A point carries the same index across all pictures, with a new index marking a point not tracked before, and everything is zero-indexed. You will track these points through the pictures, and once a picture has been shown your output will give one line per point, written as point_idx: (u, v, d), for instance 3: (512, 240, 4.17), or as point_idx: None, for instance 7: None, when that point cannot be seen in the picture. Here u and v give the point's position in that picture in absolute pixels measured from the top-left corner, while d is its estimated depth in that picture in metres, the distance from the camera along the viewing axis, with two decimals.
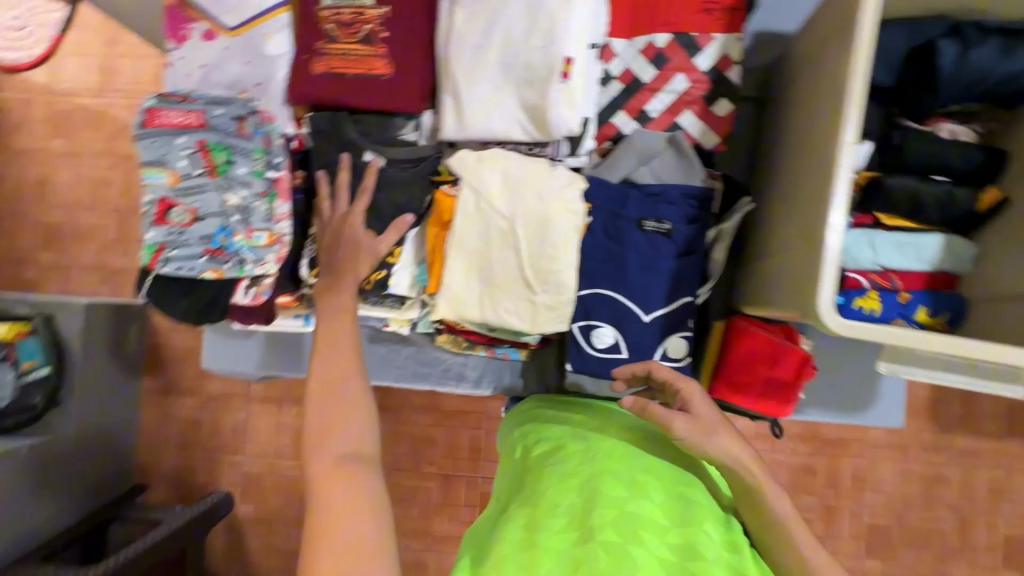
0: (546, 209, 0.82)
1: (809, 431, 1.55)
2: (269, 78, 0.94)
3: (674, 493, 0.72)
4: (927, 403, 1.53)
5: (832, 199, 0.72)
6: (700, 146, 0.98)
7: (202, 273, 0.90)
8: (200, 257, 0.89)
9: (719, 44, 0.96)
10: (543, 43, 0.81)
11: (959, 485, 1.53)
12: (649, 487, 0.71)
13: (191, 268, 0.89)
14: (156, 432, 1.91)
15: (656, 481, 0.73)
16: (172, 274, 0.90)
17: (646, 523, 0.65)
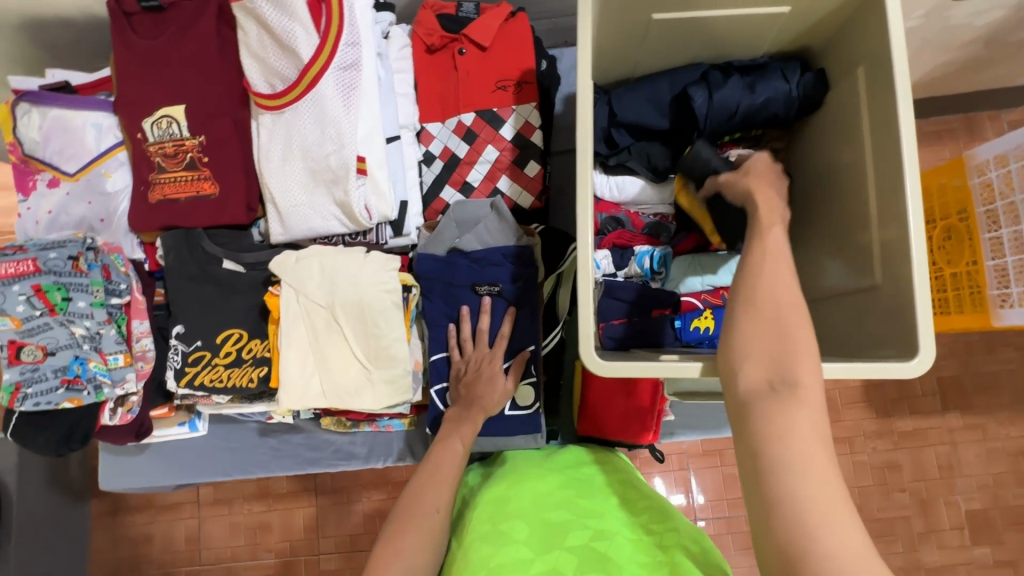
0: (362, 294, 0.89)
1: None
2: (111, 212, 1.02)
3: (539, 519, 0.83)
4: (860, 391, 1.54)
5: None
6: (518, 206, 1.07)
7: (61, 403, 0.95)
8: (58, 388, 0.94)
9: (517, 114, 1.06)
10: (335, 148, 0.90)
11: (911, 467, 1.51)
12: (508, 532, 0.81)
13: (49, 400, 0.94)
14: (112, 554, 1.92)
15: (515, 523, 0.82)
16: (33, 409, 0.95)
17: (508, 568, 0.74)
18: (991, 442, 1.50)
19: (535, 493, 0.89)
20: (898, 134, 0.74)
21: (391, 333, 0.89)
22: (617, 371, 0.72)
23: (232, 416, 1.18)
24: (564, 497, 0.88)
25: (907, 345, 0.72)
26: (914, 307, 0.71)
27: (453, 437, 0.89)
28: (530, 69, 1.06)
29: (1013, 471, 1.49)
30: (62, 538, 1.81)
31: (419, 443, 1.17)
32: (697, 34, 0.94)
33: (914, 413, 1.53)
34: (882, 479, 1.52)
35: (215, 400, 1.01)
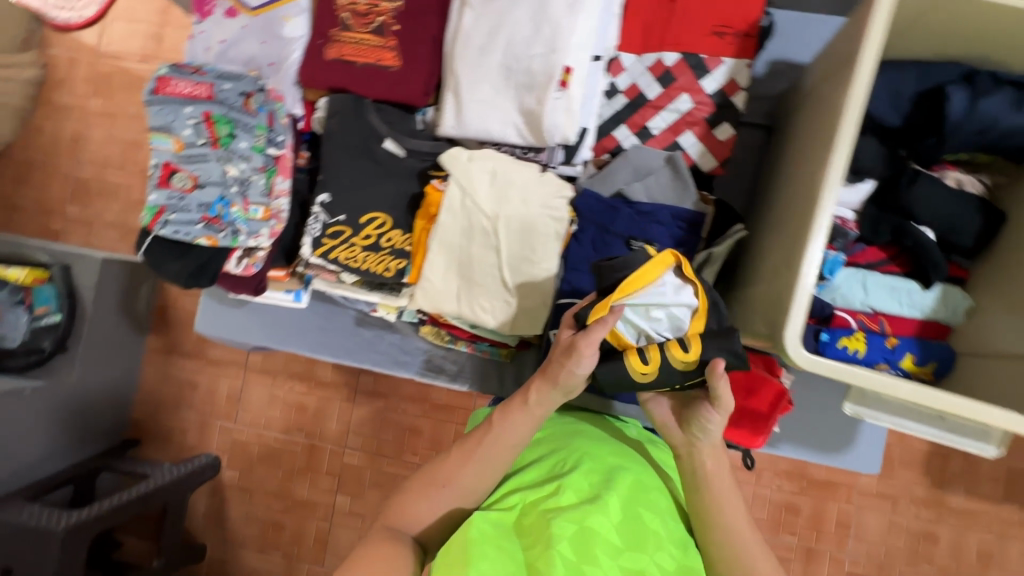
0: (529, 214, 0.84)
1: (796, 468, 1.49)
2: (282, 59, 0.97)
3: (636, 511, 0.79)
4: (923, 454, 1.45)
5: (811, 236, 0.72)
6: (698, 168, 0.98)
7: (197, 239, 0.92)
8: (197, 224, 0.92)
9: (727, 67, 0.96)
10: (544, 51, 0.82)
11: (949, 546, 1.44)
12: (606, 504, 0.77)
13: (188, 233, 0.92)
14: (158, 389, 2.01)
15: (614, 501, 0.79)
16: (169, 237, 0.93)
17: (599, 538, 0.73)
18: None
19: (637, 484, 0.84)
20: None
21: (547, 262, 0.84)
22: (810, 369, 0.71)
23: (336, 298, 1.17)
24: (661, 504, 0.83)
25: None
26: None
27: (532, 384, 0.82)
28: (755, 23, 0.95)
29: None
30: (119, 361, 1.90)
31: (509, 377, 1.14)
32: (971, 27, 0.82)
33: (970, 494, 1.44)
34: (915, 548, 1.45)
35: (337, 278, 1.01)
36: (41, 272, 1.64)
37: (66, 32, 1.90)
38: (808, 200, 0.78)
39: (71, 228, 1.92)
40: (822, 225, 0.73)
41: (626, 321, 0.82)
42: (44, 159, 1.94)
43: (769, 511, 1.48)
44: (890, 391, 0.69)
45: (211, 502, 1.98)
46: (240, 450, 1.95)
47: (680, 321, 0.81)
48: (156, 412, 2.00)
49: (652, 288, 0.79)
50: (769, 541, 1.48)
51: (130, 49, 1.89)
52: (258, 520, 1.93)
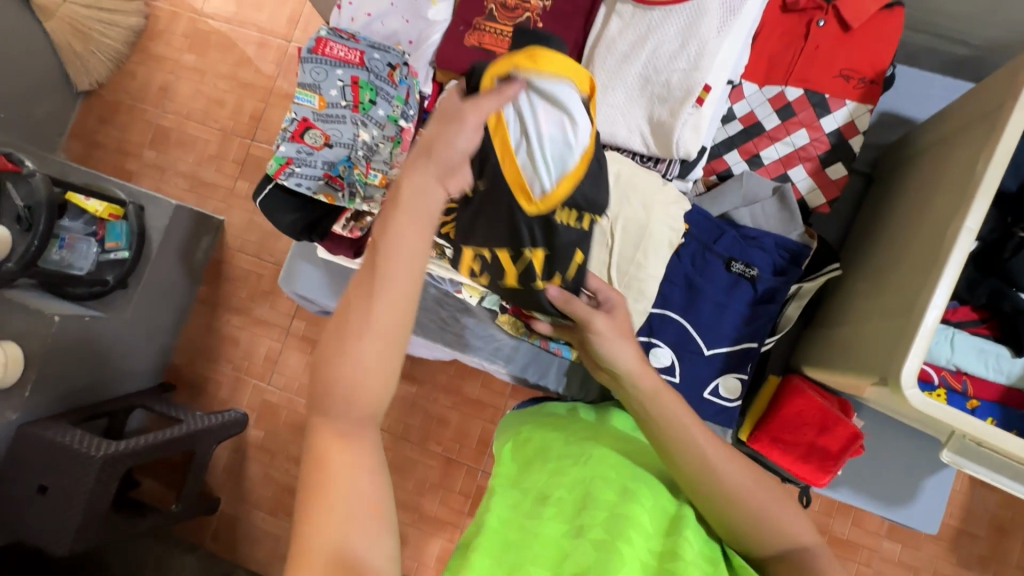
0: (646, 220, 0.86)
1: (821, 520, 1.46)
2: (421, 39, 1.01)
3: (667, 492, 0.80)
4: (954, 528, 1.42)
5: (940, 281, 0.72)
6: (804, 202, 1.00)
7: (316, 195, 0.97)
8: (319, 179, 0.96)
9: (848, 110, 0.98)
10: (686, 67, 0.86)
11: None
12: (638, 492, 0.71)
13: (309, 187, 0.96)
14: (200, 339, 2.05)
15: (647, 490, 0.72)
16: (291, 188, 0.98)
17: (635, 524, 0.65)
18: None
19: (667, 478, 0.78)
20: None
21: (655, 268, 0.87)
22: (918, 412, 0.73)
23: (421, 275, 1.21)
24: None
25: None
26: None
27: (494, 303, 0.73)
28: (883, 72, 0.97)
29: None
30: (172, 305, 1.95)
31: (577, 379, 1.17)
32: None
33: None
34: None
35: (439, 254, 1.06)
36: (117, 209, 1.67)
37: None
38: (935, 248, 0.78)
39: (145, 172, 2.00)
40: (949, 272, 0.73)
41: (518, 114, 0.64)
42: (131, 103, 2.02)
43: None
44: (998, 443, 0.69)
45: (231, 458, 2.00)
46: (268, 411, 1.98)
47: (568, 158, 0.65)
48: (194, 361, 2.05)
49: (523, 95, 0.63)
50: None
51: (228, 11, 1.98)
52: (274, 483, 1.95)
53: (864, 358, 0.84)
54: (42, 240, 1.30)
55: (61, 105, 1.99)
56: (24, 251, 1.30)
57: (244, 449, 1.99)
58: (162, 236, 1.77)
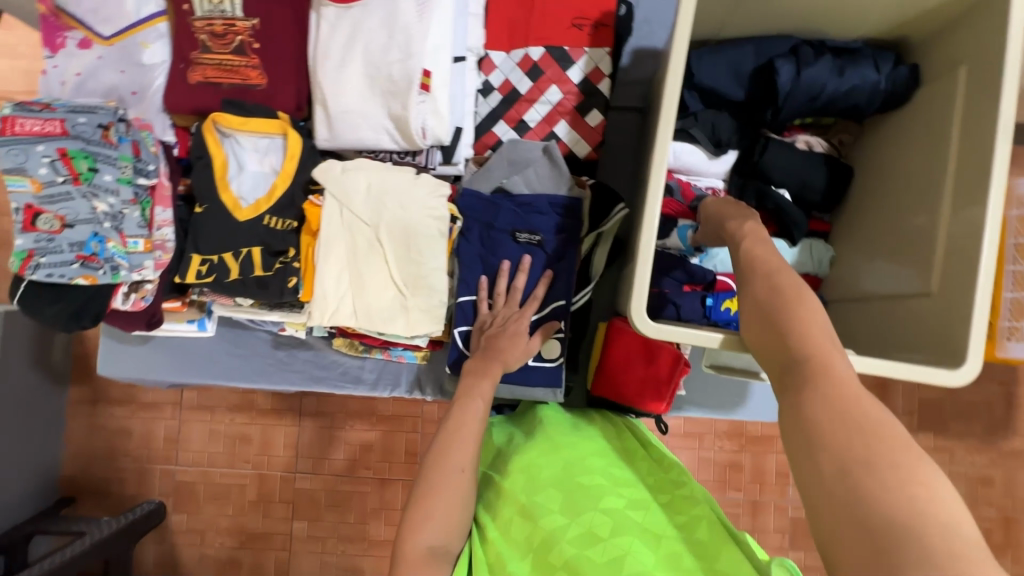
0: (408, 216, 0.85)
1: (733, 427, 1.56)
2: (145, 87, 0.95)
3: (579, 478, 0.86)
4: None
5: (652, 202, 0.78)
6: (573, 155, 1.02)
7: (74, 280, 0.89)
8: (73, 264, 0.88)
9: (588, 57, 1.00)
10: (401, 56, 0.85)
11: None
12: (541, 505, 0.82)
13: (62, 274, 0.88)
14: (90, 442, 1.89)
15: (546, 495, 0.83)
16: (45, 280, 0.89)
17: (550, 543, 0.77)
18: (954, 466, 1.53)
19: (562, 463, 0.88)
20: (991, 134, 0.73)
21: (434, 262, 0.86)
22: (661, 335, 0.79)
23: (243, 322, 1.15)
24: (603, 466, 0.88)
25: (952, 353, 0.74)
26: (967, 317, 0.72)
27: (472, 393, 0.85)
28: (611, 13, 1.00)
29: (968, 495, 1.52)
30: (39, 419, 1.77)
31: (429, 379, 1.16)
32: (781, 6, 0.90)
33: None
34: None
35: (235, 301, 1.00)
36: None
37: None
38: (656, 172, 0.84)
39: None
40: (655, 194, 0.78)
41: (238, 157, 0.93)
42: None
43: (713, 471, 1.56)
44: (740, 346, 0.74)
45: (163, 549, 1.88)
46: (186, 492, 1.86)
47: (277, 158, 0.93)
48: (89, 466, 1.89)
49: (229, 147, 0.93)
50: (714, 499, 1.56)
51: None
52: (214, 560, 1.85)
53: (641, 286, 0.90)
54: None
55: None
56: None
57: (173, 536, 1.88)
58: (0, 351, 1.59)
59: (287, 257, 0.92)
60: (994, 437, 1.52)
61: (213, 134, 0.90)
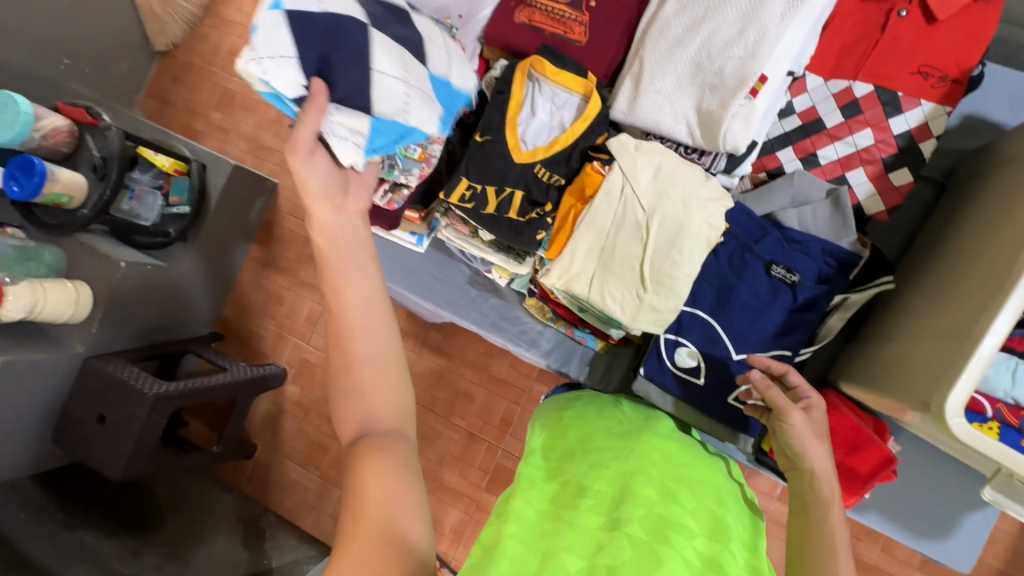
0: (685, 216, 0.83)
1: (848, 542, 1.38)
2: (472, 14, 0.99)
3: (707, 504, 0.73)
4: (997, 570, 1.30)
5: (1009, 302, 0.66)
6: (861, 209, 0.94)
7: None
8: None
9: (923, 111, 0.90)
10: (742, 56, 0.81)
11: None
12: (679, 495, 0.71)
13: None
14: (249, 297, 2.08)
15: (684, 490, 0.72)
16: None
17: (675, 525, 0.66)
18: None
19: (707, 485, 0.77)
20: None
21: (688, 266, 0.83)
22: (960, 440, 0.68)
23: (453, 251, 1.21)
24: (729, 506, 0.76)
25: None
26: None
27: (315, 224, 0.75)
28: (968, 71, 0.88)
29: None
30: (224, 262, 1.98)
31: (600, 368, 1.14)
32: None
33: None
34: None
35: (471, 232, 1.05)
36: (182, 164, 1.64)
37: None
38: (1007, 266, 0.71)
39: (209, 133, 1.98)
40: (1020, 295, 0.66)
41: (532, 102, 0.95)
42: (197, 61, 2.01)
43: None
44: None
45: (269, 410, 2.05)
46: (306, 369, 2.02)
47: (569, 116, 0.94)
48: (242, 316, 2.09)
49: (529, 91, 0.95)
50: None
51: None
52: (306, 435, 2.00)
53: (906, 379, 0.79)
54: (113, 189, 1.33)
55: (139, 63, 2.00)
56: (97, 199, 1.35)
57: (280, 403, 2.04)
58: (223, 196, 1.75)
59: (543, 211, 0.93)
60: None
61: (522, 75, 0.94)
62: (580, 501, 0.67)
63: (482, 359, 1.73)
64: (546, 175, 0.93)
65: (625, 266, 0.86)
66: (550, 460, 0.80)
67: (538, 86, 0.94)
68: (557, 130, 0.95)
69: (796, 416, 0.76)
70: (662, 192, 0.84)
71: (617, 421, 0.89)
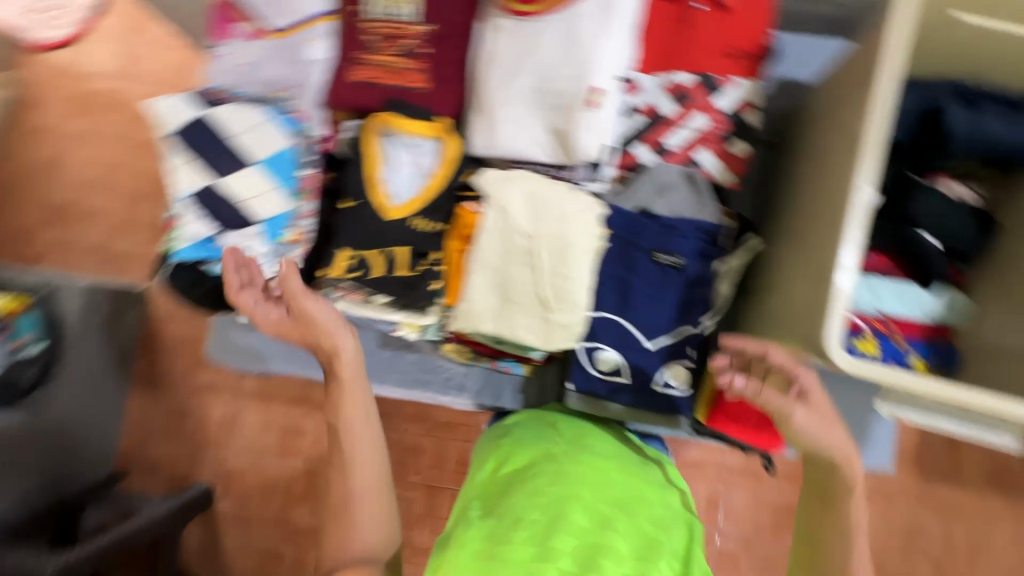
0: (563, 233, 0.85)
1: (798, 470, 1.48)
2: (306, 81, 0.97)
3: (636, 525, 0.80)
4: None
5: (845, 241, 0.77)
6: (717, 183, 1.01)
7: None
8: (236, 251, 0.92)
9: (739, 88, 1.00)
10: (574, 74, 0.85)
11: None
12: (611, 520, 0.78)
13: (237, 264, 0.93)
14: (149, 421, 1.82)
15: (618, 517, 0.79)
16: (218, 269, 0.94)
17: (604, 551, 0.72)
18: None
19: (637, 505, 0.84)
20: None
21: (580, 280, 0.86)
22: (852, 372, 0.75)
23: (355, 318, 1.15)
24: (659, 520, 0.84)
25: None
26: None
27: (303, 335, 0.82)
28: (762, 46, 1.00)
29: None
30: (105, 392, 1.71)
31: (534, 391, 1.15)
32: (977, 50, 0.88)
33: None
34: None
35: (365, 298, 0.99)
36: (21, 301, 1.42)
37: (38, 50, 1.73)
38: (833, 208, 0.83)
39: (48, 256, 1.73)
40: (853, 232, 0.77)
41: (392, 158, 0.93)
42: (11, 179, 1.74)
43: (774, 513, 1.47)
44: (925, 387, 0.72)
45: (203, 536, 1.82)
46: (235, 478, 1.80)
47: (431, 163, 0.92)
48: (145, 443, 1.83)
49: (385, 147, 0.93)
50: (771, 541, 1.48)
51: (112, 68, 1.72)
52: (253, 550, 1.79)
53: (786, 322, 0.90)
54: None
55: None
56: None
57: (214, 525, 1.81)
58: (83, 321, 1.52)
59: (431, 259, 0.92)
60: None
61: (373, 134, 0.92)
62: (520, 537, 0.72)
63: (421, 409, 1.66)
64: (423, 224, 0.91)
65: (524, 296, 0.87)
66: (494, 490, 0.86)
67: (394, 142, 0.93)
68: (422, 179, 0.92)
69: (799, 413, 0.77)
70: (535, 217, 0.85)
71: (557, 436, 0.95)
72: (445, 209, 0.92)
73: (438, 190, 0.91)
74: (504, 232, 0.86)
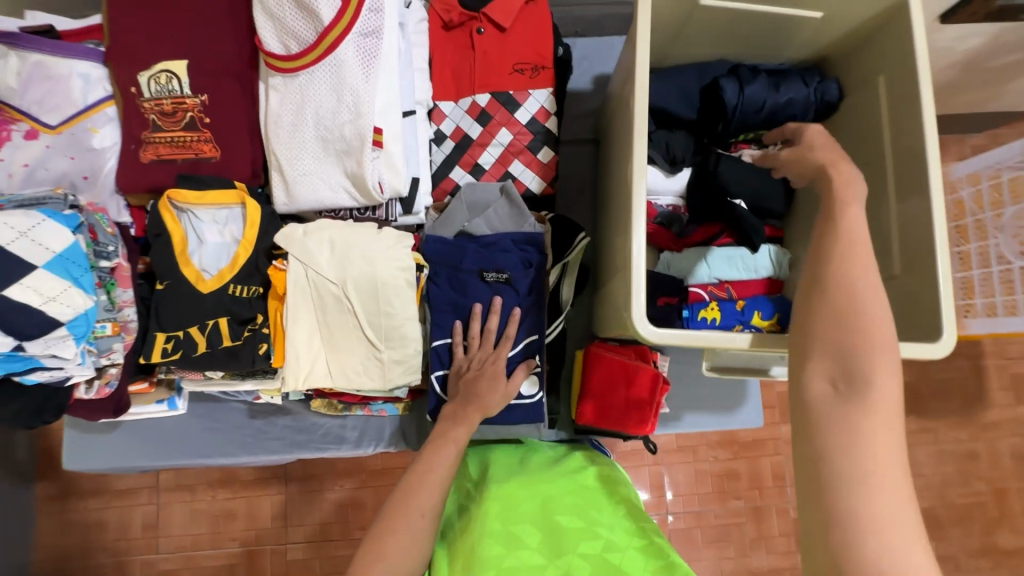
0: (374, 272, 0.86)
1: (725, 434, 1.51)
2: (96, 170, 0.95)
3: (552, 522, 0.90)
4: None
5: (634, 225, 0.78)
6: (530, 192, 1.06)
7: (52, 376, 0.88)
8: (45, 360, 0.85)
9: (534, 98, 1.05)
10: (352, 118, 0.87)
11: None
12: (524, 537, 0.88)
13: (48, 373, 0.88)
14: (61, 544, 1.62)
15: (529, 528, 0.89)
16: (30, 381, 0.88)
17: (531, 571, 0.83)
18: (941, 445, 1.51)
19: (549, 501, 0.94)
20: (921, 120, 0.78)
21: (403, 313, 0.87)
22: (663, 340, 0.76)
23: (215, 395, 1.12)
24: (575, 500, 0.94)
25: (934, 328, 0.75)
26: (937, 302, 0.74)
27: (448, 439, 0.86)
28: (547, 56, 1.05)
29: (958, 472, 1.50)
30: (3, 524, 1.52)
31: (413, 430, 1.14)
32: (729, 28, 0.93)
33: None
34: None
35: (205, 375, 0.97)
36: None
37: None
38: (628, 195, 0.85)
39: None
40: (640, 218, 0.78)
41: (195, 231, 0.93)
42: None
43: (713, 482, 1.49)
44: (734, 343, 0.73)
45: None
46: None
47: (238, 227, 0.94)
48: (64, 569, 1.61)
49: (187, 222, 0.93)
50: (718, 511, 1.49)
51: None
52: None
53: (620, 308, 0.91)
54: None
55: None
56: None
57: None
58: None
59: (255, 324, 0.91)
60: (973, 411, 1.51)
61: (168, 211, 0.90)
62: None
63: (350, 462, 1.60)
64: (240, 290, 0.90)
65: (353, 341, 0.88)
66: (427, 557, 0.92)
67: (193, 215, 0.92)
68: (232, 245, 0.93)
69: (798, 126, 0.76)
70: (343, 264, 0.86)
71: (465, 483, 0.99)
72: (260, 270, 0.91)
73: (249, 252, 0.90)
74: (315, 284, 0.86)
